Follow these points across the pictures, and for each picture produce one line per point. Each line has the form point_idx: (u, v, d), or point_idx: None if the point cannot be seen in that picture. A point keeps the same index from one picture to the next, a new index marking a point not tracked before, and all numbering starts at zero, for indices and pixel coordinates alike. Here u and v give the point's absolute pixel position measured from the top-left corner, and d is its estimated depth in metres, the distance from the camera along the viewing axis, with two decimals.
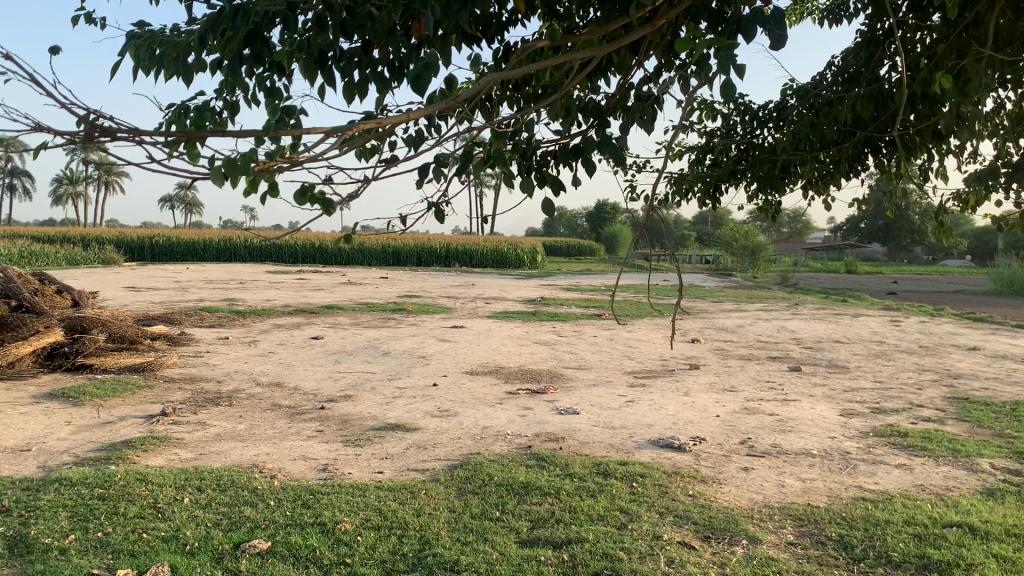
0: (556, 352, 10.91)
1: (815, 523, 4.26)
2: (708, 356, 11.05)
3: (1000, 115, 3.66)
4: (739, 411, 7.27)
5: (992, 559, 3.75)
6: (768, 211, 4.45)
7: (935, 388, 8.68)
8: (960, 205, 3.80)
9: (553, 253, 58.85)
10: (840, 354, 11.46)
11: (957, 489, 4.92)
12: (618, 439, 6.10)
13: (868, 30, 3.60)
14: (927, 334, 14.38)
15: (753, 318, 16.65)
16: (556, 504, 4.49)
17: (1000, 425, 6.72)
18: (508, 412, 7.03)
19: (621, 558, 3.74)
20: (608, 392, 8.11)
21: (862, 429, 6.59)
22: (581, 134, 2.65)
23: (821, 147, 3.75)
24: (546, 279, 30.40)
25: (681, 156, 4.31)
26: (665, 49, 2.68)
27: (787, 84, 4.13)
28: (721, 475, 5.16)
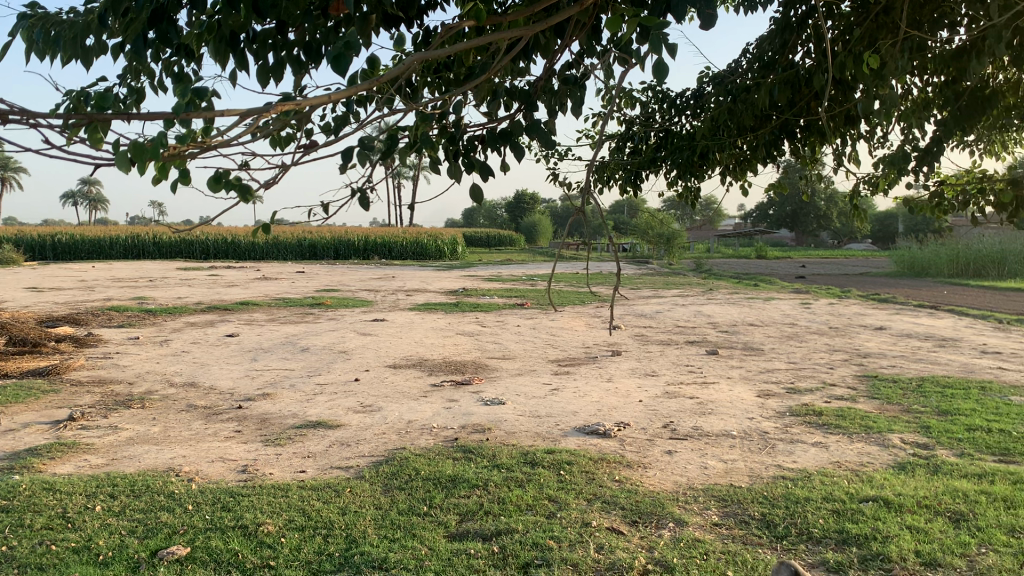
0: (479, 343, 10.90)
1: (738, 503, 4.36)
2: (630, 342, 11.21)
3: (907, 101, 3.78)
4: (661, 396, 7.38)
5: (906, 531, 3.90)
6: (686, 197, 4.52)
7: (846, 367, 9.00)
8: (871, 188, 3.91)
9: (473, 245, 58.88)
10: (755, 336, 11.78)
11: (871, 464, 5.11)
12: (545, 427, 6.12)
13: (782, 17, 3.66)
14: (836, 315, 14.94)
15: (670, 304, 16.99)
16: (484, 496, 4.47)
17: (907, 400, 7.02)
18: (433, 405, 6.98)
19: (551, 547, 3.75)
20: (533, 381, 8.13)
21: (779, 409, 6.78)
22: (508, 119, 2.63)
23: (739, 133, 3.82)
24: (466, 269, 30.37)
25: (602, 143, 4.35)
26: (589, 34, 2.68)
27: (703, 73, 4.21)
28: (646, 459, 5.24)
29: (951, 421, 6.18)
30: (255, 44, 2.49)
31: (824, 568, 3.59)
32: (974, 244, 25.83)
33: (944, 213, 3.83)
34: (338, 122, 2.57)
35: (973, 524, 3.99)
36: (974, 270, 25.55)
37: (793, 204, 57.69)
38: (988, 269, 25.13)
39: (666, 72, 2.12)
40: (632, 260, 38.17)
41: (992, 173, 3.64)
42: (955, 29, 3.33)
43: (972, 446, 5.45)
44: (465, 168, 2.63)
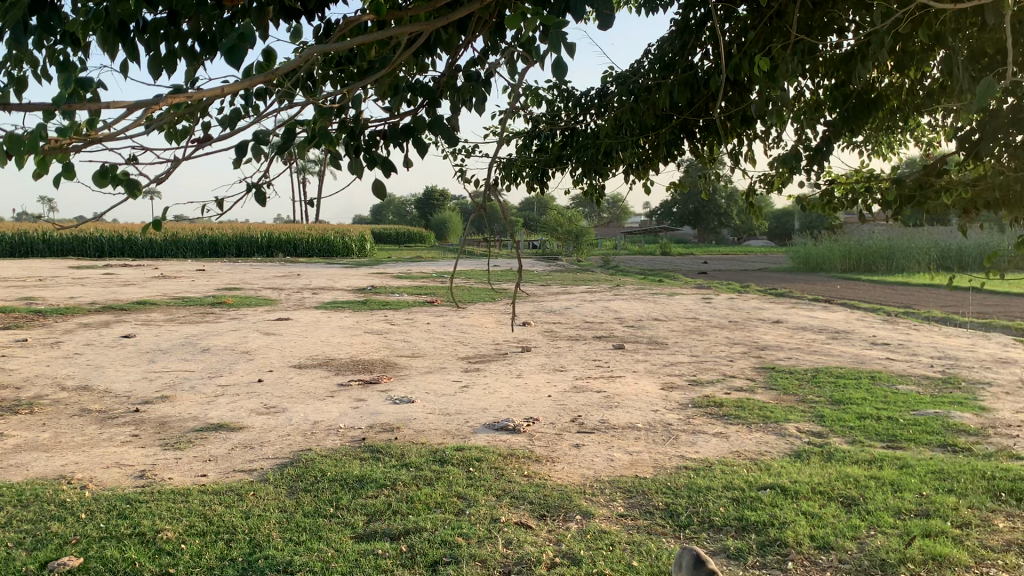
0: (387, 341, 10.81)
1: (643, 494, 4.46)
2: (539, 338, 11.30)
3: (800, 103, 3.92)
4: (569, 391, 7.47)
5: (802, 516, 4.06)
6: (591, 195, 4.59)
7: (745, 359, 9.30)
8: (767, 186, 4.05)
9: (381, 242, 58.31)
10: (659, 331, 12.04)
11: (769, 452, 5.30)
12: (454, 425, 6.12)
13: (682, 19, 3.73)
14: (736, 309, 15.40)
15: (579, 300, 17.23)
16: (392, 495, 4.43)
17: (802, 391, 7.31)
18: (340, 405, 6.88)
19: (459, 543, 3.76)
20: (442, 379, 8.12)
21: (682, 401, 6.96)
22: (411, 114, 2.61)
23: (641, 132, 3.91)
24: (374, 266, 30.03)
25: (508, 141, 4.38)
26: (492, 31, 2.69)
27: (606, 73, 4.28)
28: (554, 453, 5.30)
29: (843, 410, 6.47)
30: (146, 34, 2.40)
31: (725, 555, 3.71)
32: (864, 240, 27.05)
33: (834, 211, 3.98)
34: (234, 115, 2.50)
35: (863, 507, 4.18)
36: (864, 265, 26.75)
37: (695, 202, 59.27)
38: (877, 264, 26.37)
39: (563, 72, 2.14)
40: (541, 257, 38.52)
41: (878, 173, 3.83)
42: (844, 34, 3.48)
43: (863, 434, 5.71)
44: (366, 163, 2.59)
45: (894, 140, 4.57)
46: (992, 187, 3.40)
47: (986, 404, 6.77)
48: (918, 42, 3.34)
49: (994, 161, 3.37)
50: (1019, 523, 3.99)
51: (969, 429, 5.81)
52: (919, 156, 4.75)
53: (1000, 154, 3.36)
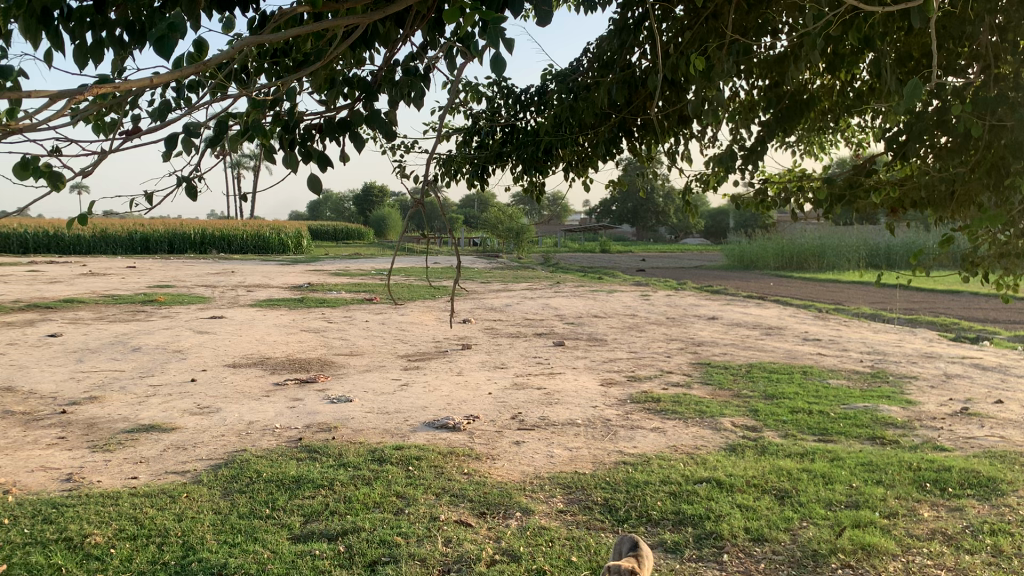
0: (325, 339, 10.68)
1: (582, 489, 4.49)
2: (479, 335, 11.29)
3: (734, 104, 3.99)
4: (509, 388, 7.48)
5: (737, 509, 4.14)
6: (531, 192, 4.61)
7: (681, 355, 9.44)
8: (703, 185, 4.12)
9: (319, 238, 57.57)
10: (598, 328, 12.15)
11: (704, 446, 5.39)
12: (392, 423, 6.07)
13: (620, 18, 3.76)
14: (673, 306, 15.63)
15: (519, 297, 17.27)
16: (329, 495, 4.38)
17: (737, 386, 7.46)
18: (276, 404, 6.77)
19: (398, 543, 3.73)
20: (381, 377, 8.05)
21: (620, 397, 7.03)
22: (347, 108, 2.58)
23: (580, 130, 3.93)
24: (312, 263, 29.61)
25: (448, 138, 4.38)
26: (431, 26, 2.67)
27: (546, 70, 4.29)
28: (494, 450, 5.30)
29: (776, 404, 6.61)
30: (72, 22, 2.32)
31: (662, 549, 3.76)
32: (796, 238, 27.70)
33: (768, 210, 4.04)
34: (164, 106, 2.44)
35: (795, 499, 4.28)
36: (797, 263, 27.41)
37: (633, 199, 60.00)
38: (808, 262, 27.02)
39: (503, 69, 2.14)
40: (481, 254, 38.53)
41: (810, 173, 3.92)
42: (777, 35, 3.55)
43: (795, 428, 5.85)
44: (302, 158, 2.57)
45: (825, 140, 4.69)
46: (917, 187, 3.52)
47: (912, 397, 7.00)
48: (847, 45, 3.43)
49: (919, 162, 3.49)
50: (942, 512, 4.14)
51: (896, 422, 6.00)
52: (849, 157, 4.88)
53: (924, 154, 3.48)
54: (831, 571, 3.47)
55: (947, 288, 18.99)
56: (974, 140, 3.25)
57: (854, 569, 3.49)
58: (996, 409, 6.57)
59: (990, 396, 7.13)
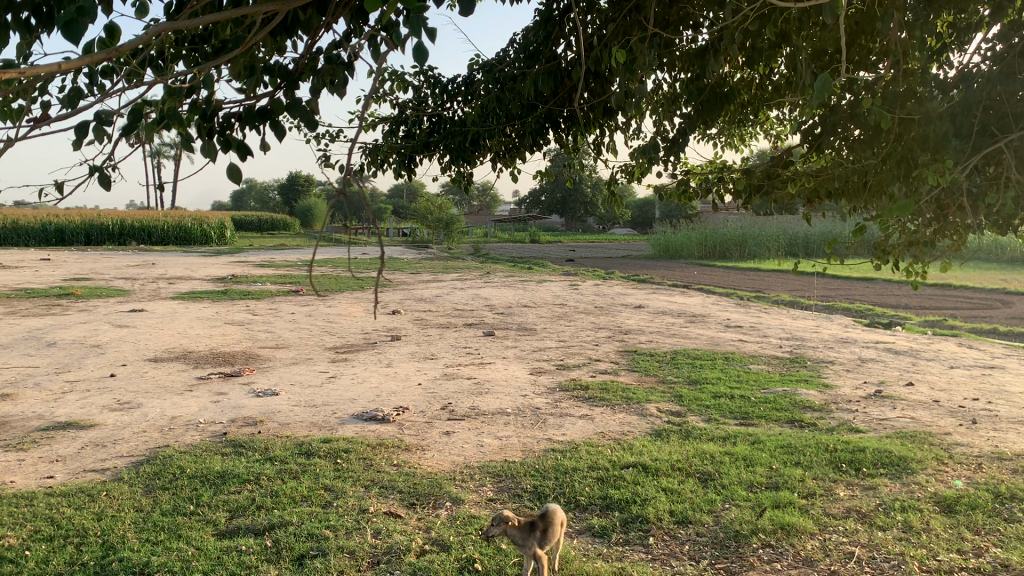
0: (250, 332, 10.48)
1: (512, 477, 4.52)
2: (408, 326, 11.24)
3: (657, 96, 4.06)
4: (439, 379, 7.46)
5: (661, 493, 4.23)
6: (459, 183, 4.61)
7: (609, 343, 9.56)
8: (628, 175, 4.20)
9: (243, 229, 56.36)
10: (527, 317, 12.21)
11: (631, 432, 5.48)
12: (320, 416, 6.00)
13: (546, 10, 3.78)
14: (600, 295, 15.82)
15: (448, 287, 17.22)
16: (256, 490, 4.31)
17: (662, 372, 7.60)
18: (199, 399, 6.62)
19: (327, 536, 3.70)
20: (308, 370, 7.95)
21: (550, 385, 7.09)
22: (268, 97, 2.54)
23: (507, 120, 3.96)
24: (236, 256, 28.98)
25: (374, 127, 4.35)
26: (354, 14, 2.65)
27: (473, 60, 4.29)
28: (424, 441, 5.29)
29: (699, 390, 6.77)
30: None
31: (590, 533, 3.82)
32: (720, 228, 28.31)
33: (691, 201, 4.11)
34: (75, 93, 2.36)
35: (718, 482, 4.39)
36: (720, 251, 27.98)
37: (562, 189, 60.43)
38: (731, 251, 27.66)
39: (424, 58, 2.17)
40: (410, 245, 38.25)
41: (730, 164, 4.02)
42: (698, 29, 3.62)
43: (718, 412, 6.00)
44: (220, 146, 2.52)
45: (745, 133, 4.80)
46: (832, 178, 3.64)
47: (829, 381, 7.24)
48: (765, 39, 3.53)
49: (833, 154, 3.62)
50: (857, 491, 4.30)
51: (814, 405, 6.21)
52: (768, 148, 5.01)
53: (839, 146, 3.61)
54: (752, 551, 3.58)
55: (863, 276, 19.66)
56: (884, 133, 3.39)
57: (774, 548, 3.61)
58: (907, 391, 6.85)
59: (901, 379, 7.42)
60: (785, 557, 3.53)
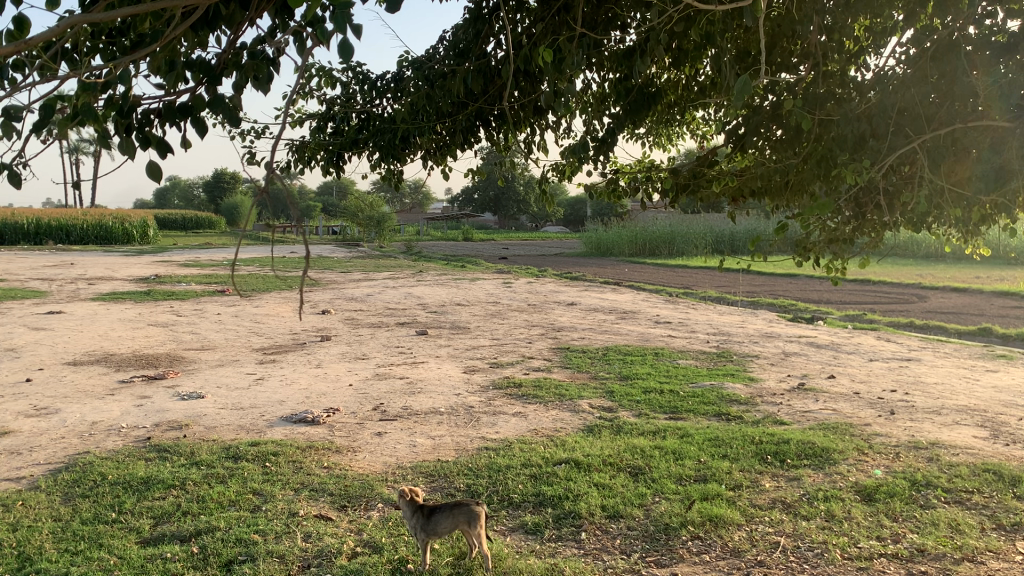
0: (175, 333, 10.21)
1: (445, 477, 4.51)
2: (339, 326, 11.11)
3: (586, 95, 4.11)
4: (370, 379, 7.39)
5: (594, 488, 4.27)
6: (389, 180, 4.56)
7: (542, 341, 9.61)
8: (559, 174, 4.24)
9: (166, 227, 54.86)
10: (460, 316, 12.19)
11: (564, 429, 5.52)
12: (248, 419, 5.89)
13: (475, 7, 3.78)
14: (533, 293, 15.88)
15: (380, 287, 17.08)
16: (181, 495, 4.21)
17: (594, 368, 7.67)
18: (121, 403, 6.43)
19: (255, 541, 3.63)
20: (235, 371, 7.79)
21: (483, 384, 7.09)
22: (189, 93, 2.49)
23: (437, 118, 3.96)
24: (159, 255, 28.21)
25: (301, 123, 4.29)
26: (278, 9, 2.61)
27: (403, 57, 4.26)
28: (355, 443, 5.23)
29: (630, 385, 6.85)
30: None
31: (523, 531, 3.83)
32: (649, 226, 28.76)
33: (620, 200, 4.16)
34: None
35: (649, 476, 4.46)
36: (649, 249, 28.40)
37: (494, 186, 60.53)
38: (660, 248, 28.14)
39: (351, 53, 2.25)
40: (341, 243, 37.79)
41: (659, 164, 4.08)
42: (626, 30, 3.67)
43: (648, 407, 6.08)
44: (140, 144, 2.46)
45: (672, 133, 4.88)
46: (754, 178, 3.73)
47: (755, 375, 7.41)
48: (691, 41, 3.60)
49: (757, 154, 3.72)
50: (782, 482, 4.41)
51: (740, 399, 6.35)
52: (695, 146, 5.10)
53: (761, 147, 3.70)
54: (682, 543, 3.64)
55: (786, 272, 20.21)
56: (805, 133, 3.48)
57: (702, 540, 3.68)
58: (829, 384, 7.06)
59: (824, 372, 7.65)
60: (713, 548, 3.60)
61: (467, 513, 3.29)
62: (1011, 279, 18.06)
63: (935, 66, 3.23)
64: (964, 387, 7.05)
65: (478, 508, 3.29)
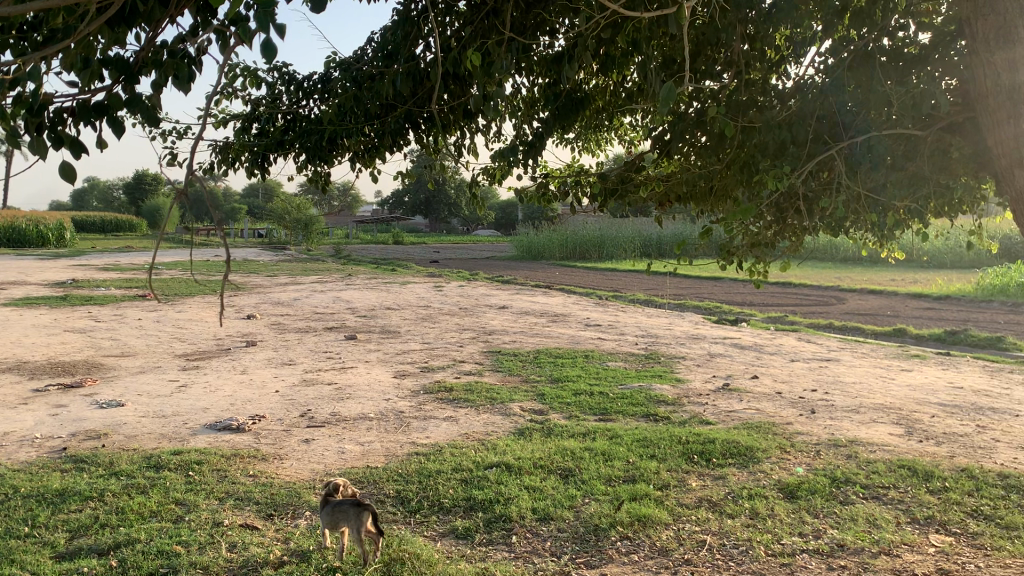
0: (93, 340, 9.87)
1: (374, 483, 4.46)
2: (265, 331, 10.91)
3: (516, 99, 4.12)
4: (298, 385, 7.28)
5: (524, 491, 4.28)
6: (316, 183, 4.50)
7: (473, 344, 9.60)
8: (489, 178, 4.24)
9: (84, 230, 53.05)
10: (391, 320, 12.09)
11: (495, 432, 5.52)
12: (171, 427, 5.73)
13: (403, 9, 3.77)
14: (464, 296, 15.86)
15: (308, 291, 16.84)
16: (100, 507, 4.07)
17: (525, 371, 7.70)
18: (35, 413, 6.18)
19: (178, 553, 3.53)
20: (156, 378, 7.58)
21: (413, 388, 7.04)
22: (105, 90, 2.42)
23: (365, 119, 3.92)
24: (77, 258, 27.25)
25: (225, 124, 4.19)
26: (200, 8, 2.56)
27: (330, 58, 4.20)
28: (282, 450, 5.14)
29: (560, 388, 6.90)
30: None
31: (453, 536, 3.82)
32: (579, 230, 29.01)
33: (550, 204, 4.17)
34: None
35: (579, 477, 4.49)
36: (579, 253, 28.65)
37: (425, 190, 60.31)
38: (590, 252, 28.42)
39: (275, 53, 2.22)
40: (268, 246, 37.11)
41: (588, 168, 4.13)
42: (555, 36, 3.70)
43: (578, 409, 6.13)
44: (51, 143, 2.37)
45: (601, 138, 4.93)
46: (681, 183, 3.79)
47: (682, 376, 7.54)
48: (618, 47, 3.65)
49: (682, 159, 3.79)
50: (708, 481, 4.50)
51: (668, 399, 6.45)
52: (623, 151, 5.16)
53: (687, 152, 3.77)
54: (611, 544, 3.68)
55: (712, 275, 20.64)
56: (729, 140, 3.56)
57: (631, 540, 3.72)
58: (753, 385, 7.22)
59: (747, 372, 7.84)
60: (642, 548, 3.65)
61: (346, 513, 3.35)
62: (922, 281, 18.80)
63: (852, 76, 3.37)
64: (881, 386, 7.30)
65: (355, 511, 3.32)
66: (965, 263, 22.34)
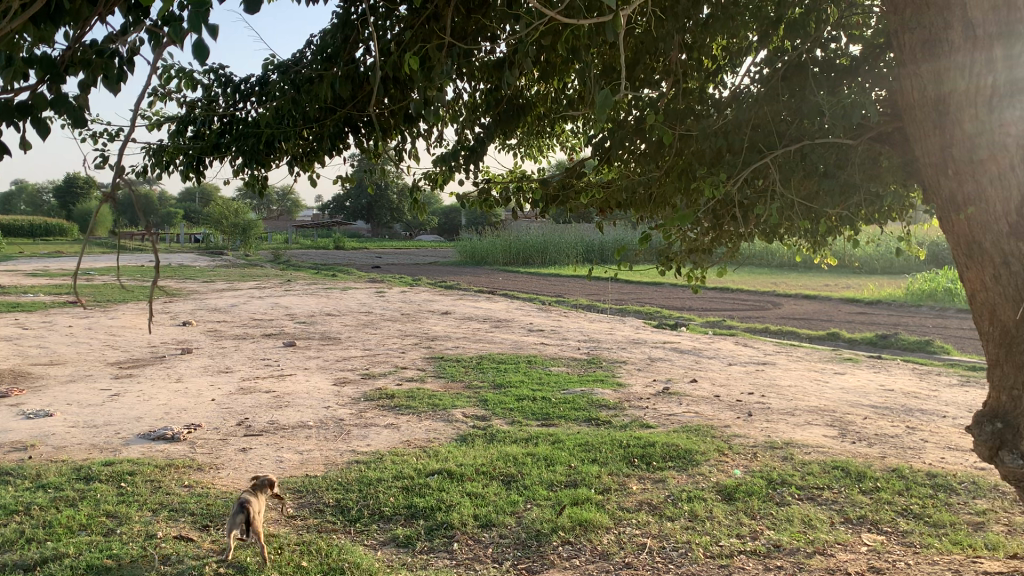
0: (20, 348, 9.54)
1: (314, 492, 4.40)
2: (201, 338, 10.69)
3: (457, 104, 4.12)
4: (235, 393, 7.14)
5: (466, 498, 4.27)
6: (253, 187, 4.43)
7: (415, 351, 9.54)
8: (430, 182, 4.24)
9: (11, 234, 51.32)
10: (331, 326, 11.96)
11: (436, 439, 5.49)
12: (102, 438, 5.56)
13: (343, 13, 3.74)
14: (407, 302, 15.78)
15: (247, 296, 16.56)
16: (25, 521, 3.93)
17: (467, 377, 7.68)
18: None
19: (107, 567, 3.43)
20: (87, 387, 7.36)
21: (353, 396, 6.96)
22: (29, 90, 2.34)
23: (304, 123, 3.88)
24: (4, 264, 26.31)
25: (159, 126, 4.10)
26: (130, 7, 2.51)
27: (268, 60, 4.14)
28: (218, 460, 5.03)
29: (503, 393, 6.90)
30: None
31: (394, 544, 3.78)
32: (522, 235, 29.10)
33: (491, 209, 4.18)
34: None
35: (520, 483, 4.50)
36: (522, 258, 28.73)
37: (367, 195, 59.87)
38: (533, 257, 28.51)
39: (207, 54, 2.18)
40: (206, 251, 36.39)
41: (529, 174, 4.16)
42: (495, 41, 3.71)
43: (520, 414, 6.14)
44: None
45: (543, 144, 4.96)
46: (620, 189, 3.82)
47: (622, 380, 7.61)
48: (558, 53, 3.68)
49: (622, 166, 3.82)
50: (648, 484, 4.54)
51: (608, 404, 6.51)
52: (564, 158, 5.20)
53: (626, 159, 3.81)
54: (553, 549, 3.69)
55: (653, 280, 20.91)
56: (667, 147, 3.61)
57: (573, 544, 3.74)
58: (692, 388, 7.32)
59: (686, 376, 7.95)
60: (583, 552, 3.66)
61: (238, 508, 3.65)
62: (855, 285, 19.35)
63: (786, 86, 3.45)
64: (815, 389, 7.48)
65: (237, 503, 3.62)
66: (896, 268, 23.06)
